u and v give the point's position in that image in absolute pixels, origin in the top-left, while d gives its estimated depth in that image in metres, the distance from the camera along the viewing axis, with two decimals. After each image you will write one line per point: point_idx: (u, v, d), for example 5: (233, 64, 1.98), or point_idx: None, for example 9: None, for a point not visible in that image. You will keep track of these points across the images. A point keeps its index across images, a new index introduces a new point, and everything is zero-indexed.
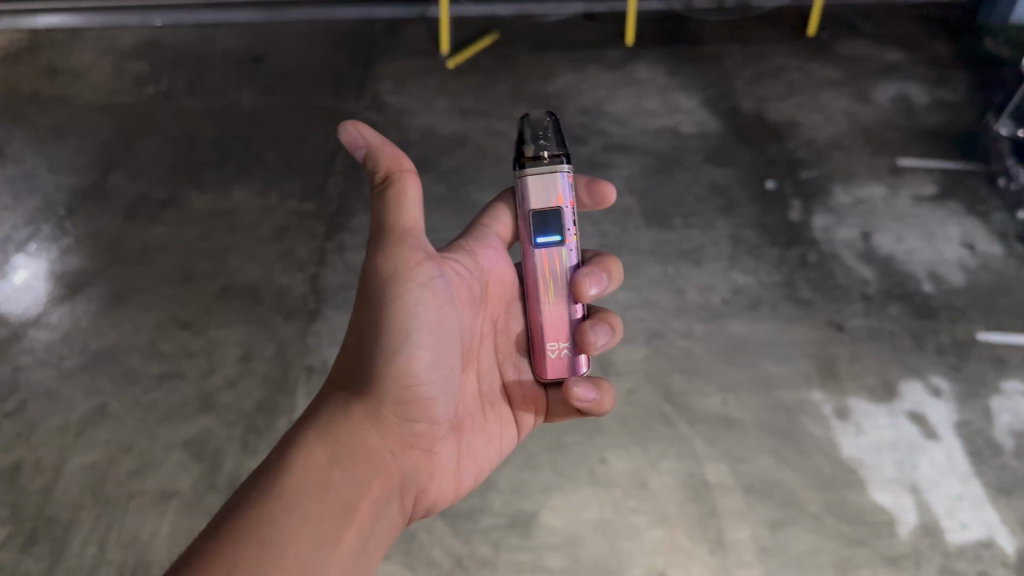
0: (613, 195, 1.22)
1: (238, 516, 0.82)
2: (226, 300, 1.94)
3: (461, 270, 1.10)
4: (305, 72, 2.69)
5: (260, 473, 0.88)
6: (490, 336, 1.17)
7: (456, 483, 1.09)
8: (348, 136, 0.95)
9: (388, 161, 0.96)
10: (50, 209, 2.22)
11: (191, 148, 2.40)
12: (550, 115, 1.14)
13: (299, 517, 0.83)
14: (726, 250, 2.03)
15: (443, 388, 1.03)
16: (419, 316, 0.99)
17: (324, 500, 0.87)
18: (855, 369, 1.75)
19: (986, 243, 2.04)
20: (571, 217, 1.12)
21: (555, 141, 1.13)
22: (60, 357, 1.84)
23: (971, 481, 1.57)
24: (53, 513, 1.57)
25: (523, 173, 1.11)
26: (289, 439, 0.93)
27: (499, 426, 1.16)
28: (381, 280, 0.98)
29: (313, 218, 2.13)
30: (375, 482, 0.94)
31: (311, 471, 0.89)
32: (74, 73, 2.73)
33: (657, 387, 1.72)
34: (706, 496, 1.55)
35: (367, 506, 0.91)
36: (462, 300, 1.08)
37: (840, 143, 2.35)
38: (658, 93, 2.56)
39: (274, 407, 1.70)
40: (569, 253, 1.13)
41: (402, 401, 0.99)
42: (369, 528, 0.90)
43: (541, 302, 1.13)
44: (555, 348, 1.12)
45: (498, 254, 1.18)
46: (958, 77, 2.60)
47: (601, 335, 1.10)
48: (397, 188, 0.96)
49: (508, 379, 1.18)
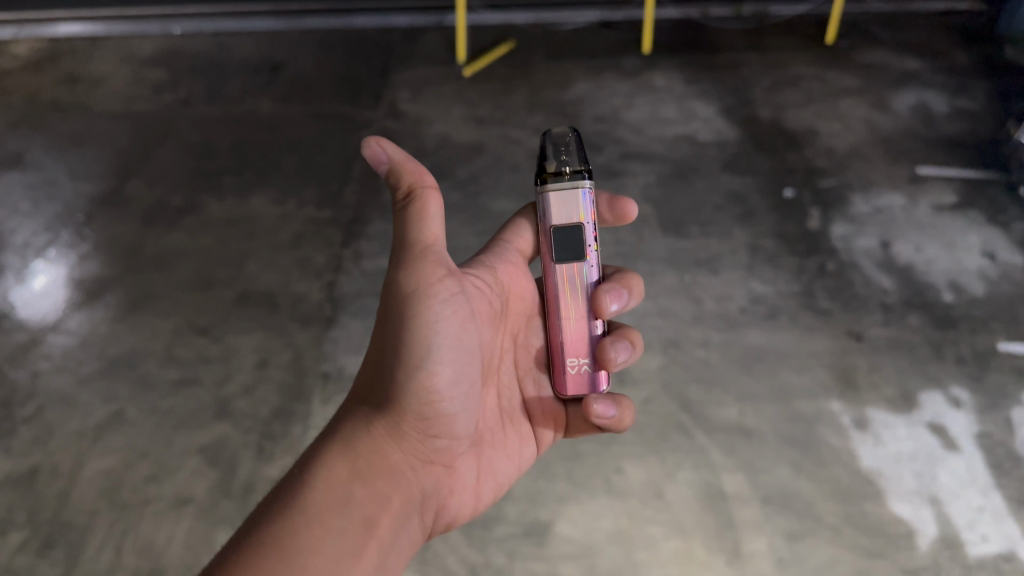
0: (635, 211, 1.21)
1: (260, 531, 0.82)
2: (242, 306, 1.95)
3: (481, 285, 1.09)
4: (323, 80, 2.70)
5: (280, 487, 0.88)
6: (510, 351, 1.16)
7: (475, 499, 1.08)
8: (372, 153, 0.94)
9: (410, 177, 0.96)
10: (68, 216, 2.24)
11: (208, 155, 2.41)
12: (572, 132, 1.17)
13: (321, 532, 0.83)
14: (743, 258, 2.01)
15: (464, 404, 1.02)
16: (441, 332, 0.98)
17: (345, 514, 0.86)
18: (875, 379, 1.73)
19: (1006, 253, 2.02)
20: (592, 233, 1.12)
21: (577, 157, 1.15)
22: (78, 362, 1.85)
23: (991, 493, 1.56)
24: (70, 518, 1.58)
25: (545, 188, 1.13)
26: (310, 453, 0.93)
27: (518, 441, 1.15)
28: (403, 295, 0.98)
29: (330, 225, 2.14)
30: (396, 497, 0.94)
31: (332, 485, 0.88)
32: (93, 81, 2.76)
33: (675, 396, 1.71)
34: (723, 506, 1.54)
35: (387, 521, 0.91)
36: (482, 315, 1.08)
37: (858, 151, 2.34)
38: (674, 101, 2.56)
39: (290, 414, 1.71)
40: (589, 270, 1.12)
41: (423, 417, 0.99)
42: (389, 543, 0.89)
43: (561, 318, 1.12)
44: (575, 364, 1.10)
45: (518, 269, 1.18)
46: (978, 85, 2.58)
47: (621, 351, 1.08)
48: (419, 204, 0.96)
49: (528, 395, 1.17)
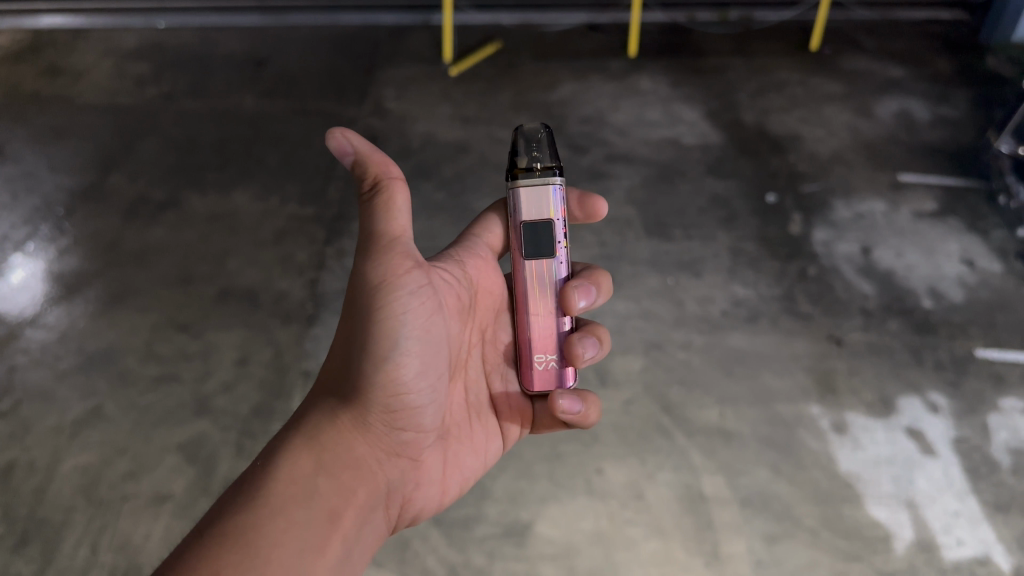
0: (605, 209, 1.21)
1: (223, 523, 0.81)
2: (224, 303, 1.94)
3: (449, 278, 1.09)
4: (308, 77, 2.69)
5: (244, 479, 0.87)
6: (478, 346, 1.16)
7: (442, 493, 1.08)
8: (338, 143, 0.92)
9: (376, 168, 0.94)
10: (48, 209, 2.21)
11: (192, 150, 2.40)
12: (545, 127, 1.11)
13: (285, 523, 0.83)
14: (726, 262, 2.03)
15: (431, 396, 1.02)
16: (407, 324, 0.98)
17: (310, 506, 0.86)
18: (854, 383, 1.75)
19: (985, 260, 2.04)
20: (561, 229, 1.12)
21: (548, 154, 1.11)
22: (56, 357, 1.83)
23: (967, 497, 1.56)
24: (46, 515, 1.55)
25: (515, 185, 1.10)
26: (274, 445, 0.92)
27: (485, 435, 1.15)
28: (369, 288, 0.97)
29: (313, 223, 2.13)
30: (361, 489, 0.94)
31: (298, 477, 0.88)
32: (75, 73, 2.73)
33: (656, 398, 1.72)
34: (703, 508, 1.54)
35: (352, 513, 0.90)
36: (450, 309, 1.08)
37: (841, 157, 2.36)
38: (660, 104, 2.57)
39: (270, 412, 1.70)
40: (558, 266, 1.12)
41: (389, 409, 0.99)
42: (354, 536, 0.89)
43: (530, 315, 1.12)
44: (543, 360, 1.11)
45: (487, 265, 1.18)
46: (960, 94, 2.61)
47: (589, 347, 1.09)
48: (386, 195, 0.95)
49: (494, 389, 1.17)
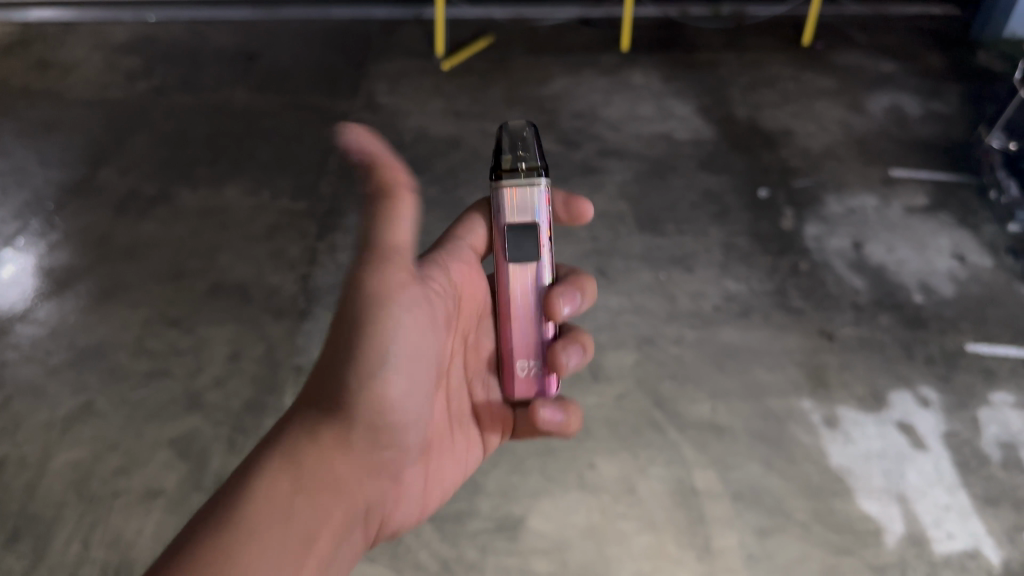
0: (590, 211, 1.20)
1: (196, 545, 0.79)
2: (215, 298, 1.93)
3: (438, 288, 1.08)
4: (300, 71, 2.69)
5: (218, 499, 0.85)
6: (460, 354, 1.15)
7: (420, 506, 1.08)
8: (351, 141, 0.96)
9: (384, 178, 0.96)
10: (38, 204, 2.20)
11: (182, 144, 2.39)
12: (531, 126, 1.09)
13: (260, 549, 0.80)
14: (718, 257, 2.03)
15: (415, 413, 1.01)
16: (399, 339, 0.98)
17: (286, 531, 0.84)
18: (845, 378, 1.75)
19: (976, 255, 2.05)
20: (546, 234, 1.11)
21: (535, 153, 1.09)
22: (47, 353, 1.82)
23: (957, 491, 1.57)
24: (37, 511, 1.55)
25: (499, 185, 1.08)
26: (252, 461, 0.89)
27: (463, 445, 1.15)
28: (367, 300, 0.97)
29: (305, 218, 2.13)
30: (341, 510, 0.92)
31: (274, 500, 0.85)
32: (66, 67, 2.72)
33: (648, 393, 1.72)
34: (695, 502, 1.55)
35: (327, 536, 0.88)
36: (436, 320, 1.06)
37: (833, 152, 2.36)
38: (652, 99, 2.57)
39: (262, 407, 1.70)
40: (542, 270, 1.12)
41: (373, 427, 0.96)
42: (330, 559, 0.88)
43: (512, 322, 1.12)
44: (523, 367, 1.11)
45: (469, 267, 1.17)
46: (951, 89, 2.61)
47: (572, 355, 1.10)
48: (391, 205, 0.96)
49: (473, 395, 1.17)
